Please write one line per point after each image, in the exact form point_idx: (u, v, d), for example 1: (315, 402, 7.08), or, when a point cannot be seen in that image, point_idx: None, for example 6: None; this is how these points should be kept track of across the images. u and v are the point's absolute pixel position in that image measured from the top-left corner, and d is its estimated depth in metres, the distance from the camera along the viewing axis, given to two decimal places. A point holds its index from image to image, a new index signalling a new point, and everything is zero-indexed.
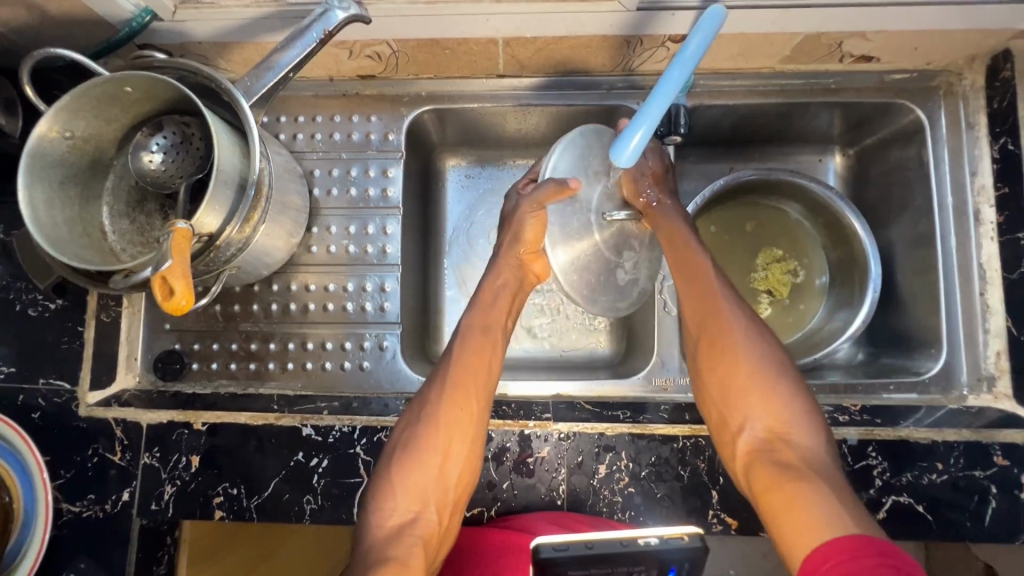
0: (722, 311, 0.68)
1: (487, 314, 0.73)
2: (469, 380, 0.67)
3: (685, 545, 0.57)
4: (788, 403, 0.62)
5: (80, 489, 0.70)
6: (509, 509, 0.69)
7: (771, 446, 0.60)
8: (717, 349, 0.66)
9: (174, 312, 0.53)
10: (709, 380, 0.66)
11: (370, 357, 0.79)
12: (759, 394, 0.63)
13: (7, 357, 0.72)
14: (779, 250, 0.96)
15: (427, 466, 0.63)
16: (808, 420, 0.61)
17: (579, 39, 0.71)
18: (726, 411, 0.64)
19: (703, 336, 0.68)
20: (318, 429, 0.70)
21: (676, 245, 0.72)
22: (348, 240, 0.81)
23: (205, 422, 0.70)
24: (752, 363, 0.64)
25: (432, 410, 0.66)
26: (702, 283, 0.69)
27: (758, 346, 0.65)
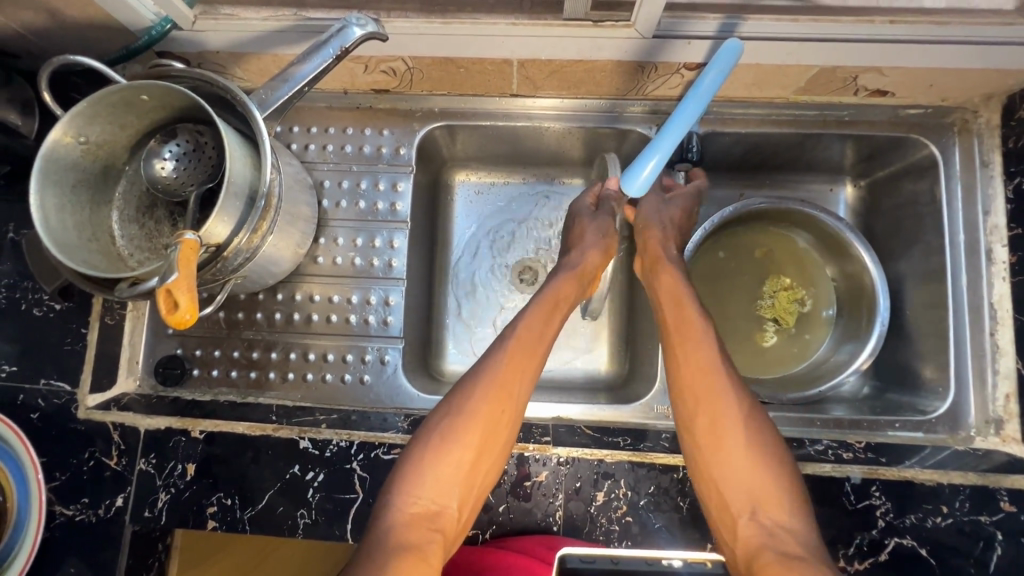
0: (722, 390, 0.66)
1: (547, 314, 0.72)
2: (516, 375, 0.66)
3: (707, 570, 0.59)
4: (787, 482, 0.61)
5: (74, 492, 0.69)
6: (504, 533, 0.68)
7: (771, 534, 0.58)
8: (712, 426, 0.64)
9: (177, 325, 0.52)
10: (707, 456, 0.64)
11: (371, 370, 0.78)
12: (759, 475, 0.61)
13: (10, 357, 0.72)
14: (787, 279, 0.96)
15: (464, 457, 0.62)
16: (805, 508, 0.60)
17: (593, 63, 0.72)
18: (722, 489, 0.62)
19: (703, 416, 0.65)
20: (315, 442, 0.69)
21: (675, 303, 0.72)
22: (354, 252, 0.81)
23: (203, 430, 0.70)
24: (751, 444, 0.63)
25: (475, 403, 0.64)
26: (700, 356, 0.68)
27: (754, 428, 0.64)
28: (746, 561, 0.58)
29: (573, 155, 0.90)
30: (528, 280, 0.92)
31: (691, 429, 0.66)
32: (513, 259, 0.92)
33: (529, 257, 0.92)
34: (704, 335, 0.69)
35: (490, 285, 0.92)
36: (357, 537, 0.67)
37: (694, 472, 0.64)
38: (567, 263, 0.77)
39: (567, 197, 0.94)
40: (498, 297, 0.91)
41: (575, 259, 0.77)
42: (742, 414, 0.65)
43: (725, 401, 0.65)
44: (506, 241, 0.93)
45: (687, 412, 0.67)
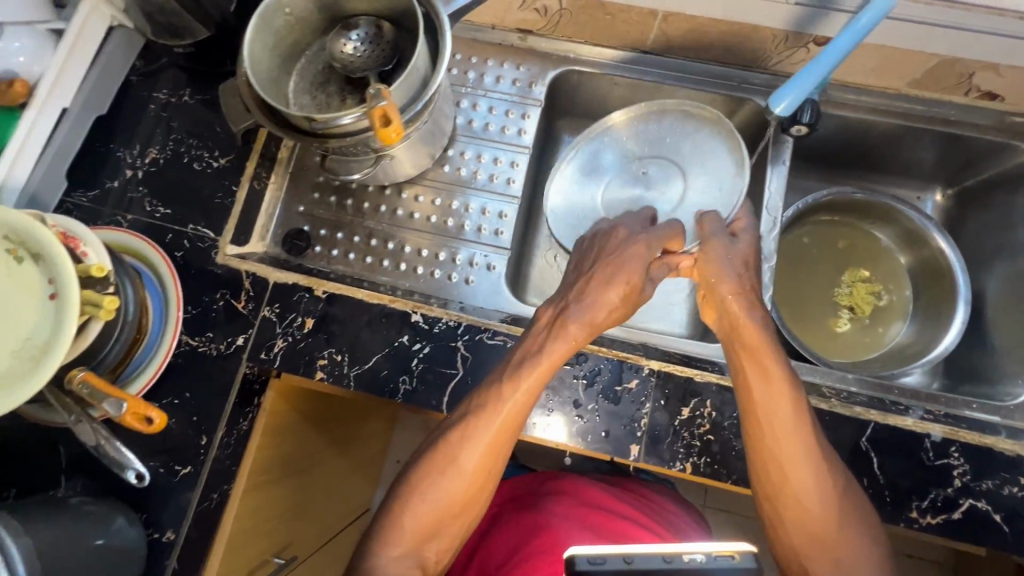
0: (795, 464, 0.62)
1: (541, 378, 0.66)
2: (498, 442, 0.65)
3: (736, 565, 0.46)
4: (860, 527, 0.62)
5: (201, 326, 0.76)
6: (589, 431, 0.71)
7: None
8: (791, 487, 0.63)
9: (385, 140, 0.64)
10: (778, 513, 0.64)
11: (476, 273, 0.84)
12: (831, 528, 0.62)
13: (167, 201, 0.80)
14: (866, 272, 0.99)
15: (457, 501, 0.66)
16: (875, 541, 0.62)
17: (730, 26, 0.79)
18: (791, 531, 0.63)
19: (775, 481, 0.63)
20: (426, 317, 0.75)
21: (750, 351, 0.66)
22: (479, 167, 0.88)
23: (326, 290, 0.76)
24: (823, 502, 0.62)
25: (457, 466, 0.65)
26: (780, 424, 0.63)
27: (833, 479, 0.63)
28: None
29: None
30: None
31: (764, 482, 0.64)
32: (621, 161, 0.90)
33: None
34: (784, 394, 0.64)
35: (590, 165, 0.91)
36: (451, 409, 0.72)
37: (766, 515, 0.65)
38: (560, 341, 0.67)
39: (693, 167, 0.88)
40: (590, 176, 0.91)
41: (580, 305, 0.69)
42: (820, 482, 0.62)
43: (796, 463, 0.62)
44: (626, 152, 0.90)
45: (764, 476, 0.64)
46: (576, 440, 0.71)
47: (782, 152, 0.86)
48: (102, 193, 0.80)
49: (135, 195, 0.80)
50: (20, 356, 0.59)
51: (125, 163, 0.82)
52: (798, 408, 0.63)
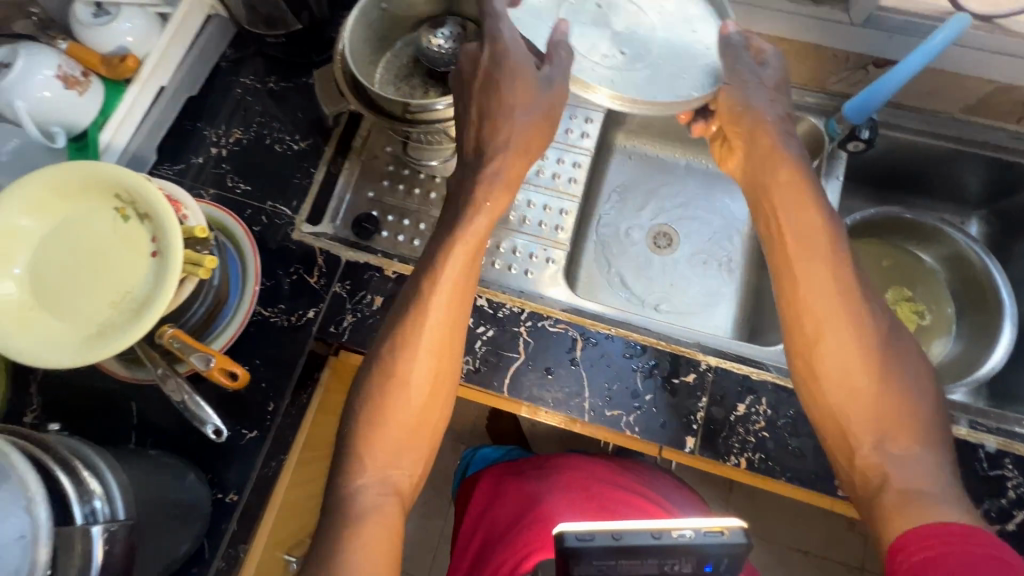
0: (837, 313, 0.63)
1: (467, 259, 0.66)
2: (444, 333, 0.65)
3: (726, 541, 0.50)
4: (902, 400, 0.61)
5: (272, 298, 0.79)
6: (648, 421, 0.72)
7: (880, 448, 0.60)
8: (829, 346, 0.63)
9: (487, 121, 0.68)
10: (818, 377, 0.64)
11: (535, 267, 0.84)
12: (872, 390, 0.61)
13: (249, 180, 0.84)
14: (910, 292, 1.01)
15: (422, 401, 0.65)
16: (916, 409, 0.61)
17: (795, 44, 0.83)
18: (833, 400, 0.63)
19: (812, 338, 0.64)
20: (491, 302, 0.77)
21: (784, 209, 0.67)
22: (543, 165, 0.91)
23: (396, 271, 0.80)
24: (864, 361, 0.62)
25: (410, 366, 0.64)
26: (816, 272, 0.64)
27: (880, 340, 0.63)
28: (847, 464, 0.62)
29: None
30: (662, 245, 0.99)
31: (800, 343, 0.65)
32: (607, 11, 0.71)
33: (669, 224, 1.01)
34: (831, 244, 0.65)
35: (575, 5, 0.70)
36: (512, 391, 0.74)
37: (806, 397, 0.65)
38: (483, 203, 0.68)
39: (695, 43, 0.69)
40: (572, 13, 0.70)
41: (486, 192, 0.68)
42: (863, 337, 0.62)
43: (840, 315, 0.63)
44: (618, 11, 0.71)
45: (797, 334, 0.65)
46: (633, 429, 0.72)
47: (836, 166, 0.89)
48: (186, 168, 0.85)
49: (218, 172, 0.85)
50: (119, 307, 0.61)
51: (209, 140, 0.86)
52: (837, 263, 0.64)
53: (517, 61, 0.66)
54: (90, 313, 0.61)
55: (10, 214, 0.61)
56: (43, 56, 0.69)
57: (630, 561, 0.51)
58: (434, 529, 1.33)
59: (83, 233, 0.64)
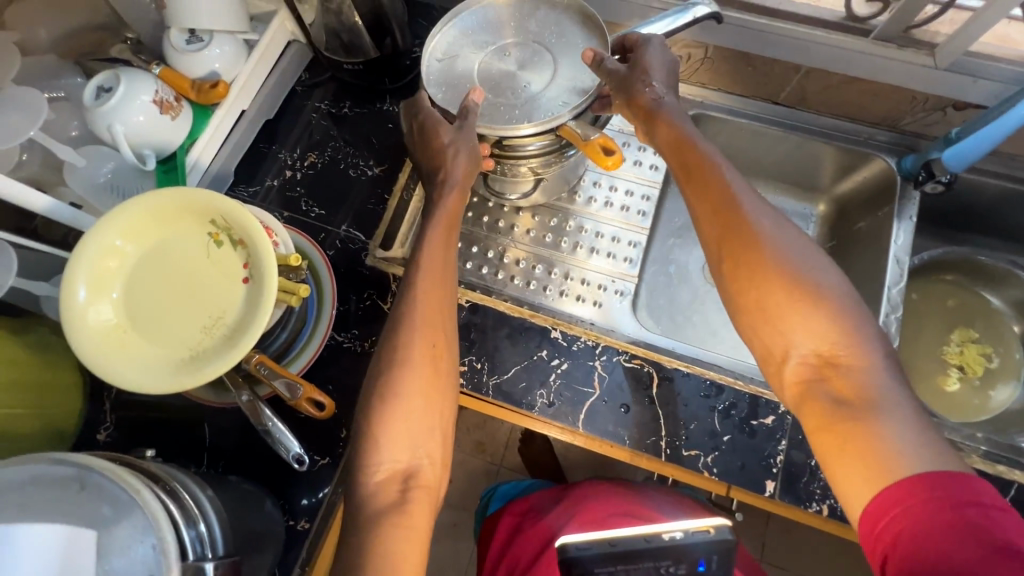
0: (753, 238, 0.59)
1: (445, 236, 0.67)
2: (433, 308, 0.63)
3: (711, 537, 0.56)
4: (835, 313, 0.54)
5: (346, 323, 0.79)
6: (726, 463, 0.71)
7: (822, 375, 0.54)
8: (751, 278, 0.58)
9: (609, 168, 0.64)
10: (749, 319, 0.58)
11: (605, 298, 0.84)
12: (812, 315, 0.55)
13: (322, 203, 0.85)
14: (976, 333, 0.99)
15: (422, 374, 0.60)
16: (854, 317, 0.55)
17: (873, 85, 0.84)
18: (769, 340, 0.57)
19: (739, 275, 0.59)
20: (566, 335, 0.77)
21: (686, 152, 0.65)
22: (609, 195, 0.91)
23: (469, 300, 0.80)
24: (791, 284, 0.56)
25: (405, 346, 0.61)
26: (718, 198, 0.61)
27: (802, 263, 0.57)
28: (799, 410, 0.55)
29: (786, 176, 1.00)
30: None
31: (728, 285, 0.60)
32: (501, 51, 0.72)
33: None
34: (717, 167, 0.63)
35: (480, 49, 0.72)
36: (587, 426, 0.73)
37: (762, 359, 0.59)
38: (454, 171, 0.67)
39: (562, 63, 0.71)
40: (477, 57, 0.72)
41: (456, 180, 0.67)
42: (783, 259, 0.57)
43: (760, 245, 0.58)
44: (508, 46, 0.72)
45: (723, 275, 0.60)
46: (711, 471, 0.71)
47: (909, 207, 0.87)
48: (259, 190, 0.86)
49: (292, 194, 0.86)
50: (210, 333, 0.62)
51: (284, 163, 0.88)
52: (732, 185, 0.61)
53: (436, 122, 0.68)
54: (182, 337, 0.62)
55: (108, 236, 0.61)
56: (141, 82, 0.70)
57: (625, 568, 0.56)
58: (467, 555, 1.31)
59: (176, 258, 0.64)
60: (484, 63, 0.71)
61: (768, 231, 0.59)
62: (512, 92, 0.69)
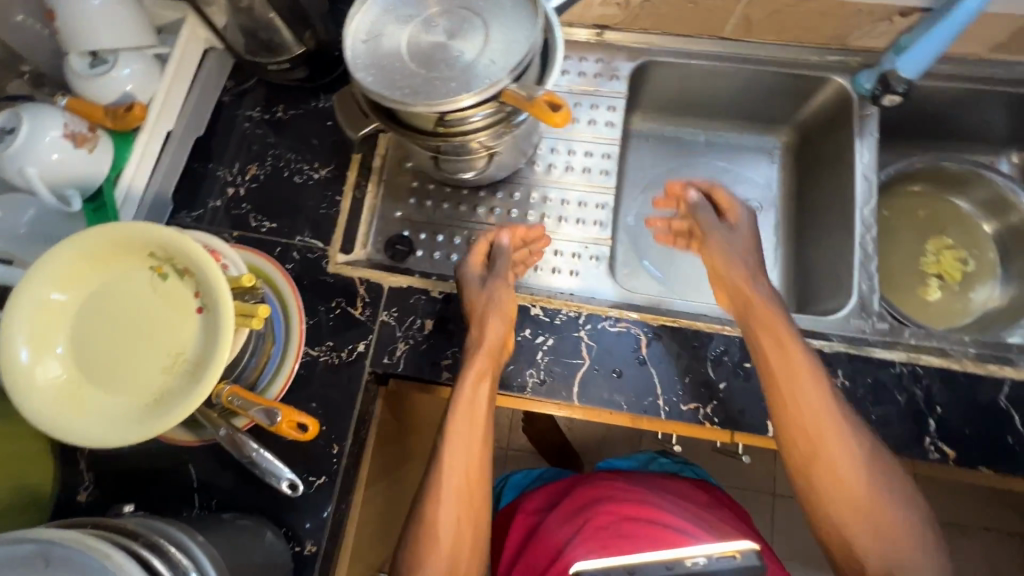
0: (820, 401, 0.63)
1: (475, 387, 0.67)
2: (472, 482, 0.66)
3: (736, 564, 0.57)
4: (870, 463, 0.62)
5: (318, 336, 0.75)
6: (726, 410, 0.70)
7: (869, 535, 0.61)
8: (807, 429, 0.63)
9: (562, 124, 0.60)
10: (811, 471, 0.63)
11: (581, 265, 0.82)
12: (861, 478, 0.62)
13: (273, 216, 0.81)
14: (949, 239, 0.99)
15: (448, 547, 0.64)
16: (900, 482, 0.63)
17: (818, 4, 0.82)
18: (824, 493, 0.63)
19: (801, 428, 0.64)
20: (546, 310, 0.75)
21: (757, 316, 0.69)
22: (569, 160, 0.88)
23: (442, 291, 0.77)
24: (849, 447, 0.62)
25: (443, 523, 0.64)
26: (798, 366, 0.65)
27: (856, 426, 0.64)
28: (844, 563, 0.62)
29: (744, 113, 0.99)
30: None
31: (789, 439, 0.64)
32: (427, 20, 0.67)
33: None
34: (791, 332, 0.67)
35: (404, 24, 0.67)
36: (583, 399, 0.71)
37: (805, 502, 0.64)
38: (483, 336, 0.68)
39: (492, 22, 0.66)
40: (401, 33, 0.67)
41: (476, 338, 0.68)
42: (847, 437, 0.63)
43: (814, 387, 0.64)
44: (435, 16, 0.68)
45: (781, 416, 0.65)
46: (712, 420, 0.70)
47: (868, 125, 0.87)
48: (204, 213, 0.81)
49: (239, 211, 0.81)
50: (173, 372, 0.58)
51: (225, 181, 0.83)
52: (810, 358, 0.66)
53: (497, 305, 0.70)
54: (143, 382, 0.58)
55: (42, 290, 0.57)
56: (46, 118, 0.65)
57: None
58: None
59: (123, 300, 0.60)
60: (412, 39, 0.66)
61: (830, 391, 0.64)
62: (446, 65, 0.65)
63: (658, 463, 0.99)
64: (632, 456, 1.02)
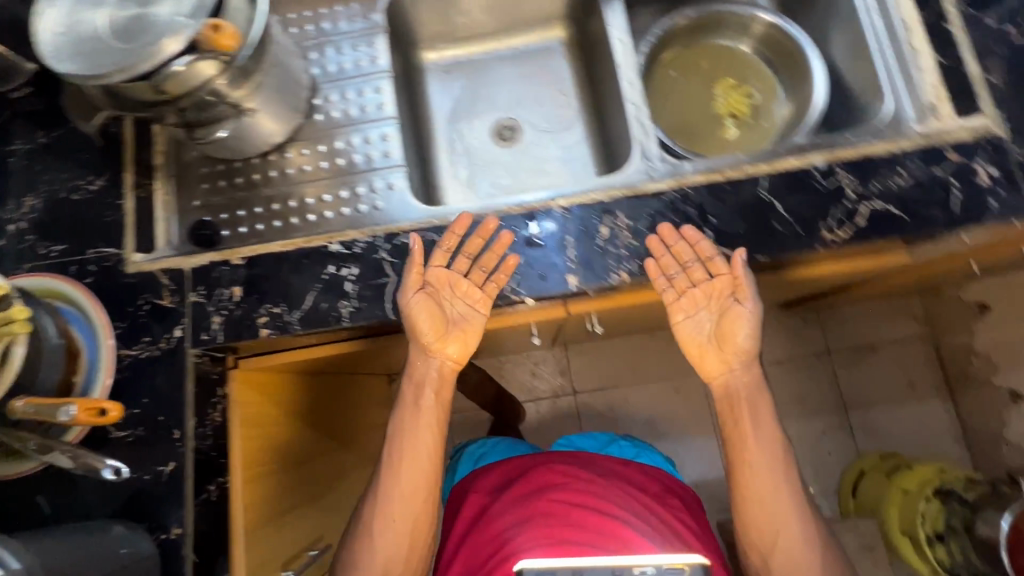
0: (756, 444, 0.76)
1: (432, 435, 0.78)
2: (418, 501, 0.77)
3: None
4: (809, 552, 0.74)
5: (135, 335, 0.76)
6: (530, 280, 0.74)
7: (782, 556, 0.74)
8: (761, 487, 0.75)
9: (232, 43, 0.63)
10: (752, 510, 0.75)
11: (381, 197, 0.86)
12: (787, 514, 0.74)
13: (59, 238, 0.80)
14: (733, 79, 1.06)
15: (389, 554, 0.76)
16: (824, 554, 0.75)
17: None
18: (756, 528, 0.75)
19: (749, 470, 0.75)
20: (344, 243, 0.76)
21: (716, 291, 0.75)
22: (348, 104, 0.90)
23: (242, 257, 0.77)
24: (783, 490, 0.75)
25: (386, 536, 0.76)
26: (754, 411, 0.76)
27: (789, 477, 0.76)
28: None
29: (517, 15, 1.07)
30: (506, 137, 1.06)
31: (742, 480, 0.76)
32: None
33: (501, 116, 1.07)
34: (743, 333, 0.74)
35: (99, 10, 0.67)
36: (398, 312, 0.74)
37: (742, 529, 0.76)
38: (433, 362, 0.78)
39: None
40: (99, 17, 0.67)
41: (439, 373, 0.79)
42: (787, 486, 0.75)
43: (764, 446, 0.76)
44: None
45: (735, 445, 0.77)
46: (519, 294, 0.75)
47: None
48: None
49: (23, 245, 0.79)
50: None
51: (2, 221, 0.81)
52: (767, 445, 0.76)
53: (435, 314, 0.76)
54: None
55: None
56: None
57: None
58: None
59: None
60: (109, 19, 0.66)
61: (776, 437, 0.76)
62: (145, 28, 0.64)
63: (619, 445, 0.99)
64: (593, 436, 1.02)
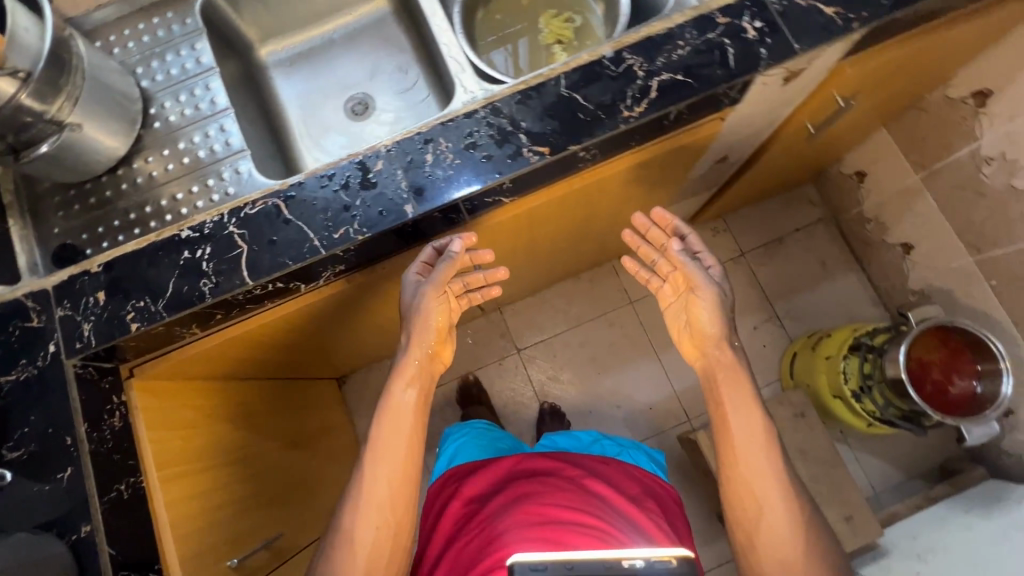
0: (736, 413, 0.87)
1: (405, 429, 0.86)
2: (401, 494, 0.84)
3: (671, 567, 0.61)
4: (791, 515, 0.83)
5: (10, 359, 0.78)
6: (369, 218, 0.79)
7: (765, 519, 0.83)
8: (745, 441, 0.86)
9: None
10: (738, 477, 0.85)
11: (232, 183, 0.90)
12: (765, 480, 0.84)
13: None
14: (555, 10, 1.13)
15: (370, 552, 0.82)
16: (803, 521, 0.83)
17: None
18: (742, 491, 0.85)
19: (731, 438, 0.87)
20: (193, 227, 0.80)
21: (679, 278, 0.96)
22: (183, 106, 0.94)
23: (100, 263, 0.80)
24: (763, 464, 0.85)
25: (369, 530, 0.82)
26: (738, 383, 0.89)
27: (771, 450, 0.86)
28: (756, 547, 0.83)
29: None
30: (358, 110, 1.11)
31: (727, 444, 0.87)
32: None
33: (348, 92, 1.12)
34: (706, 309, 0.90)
35: None
36: (255, 277, 0.78)
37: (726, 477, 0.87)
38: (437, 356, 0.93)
39: None
40: None
41: (418, 379, 0.89)
42: (767, 456, 0.85)
43: (742, 413, 0.87)
44: None
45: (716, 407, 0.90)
46: (362, 233, 0.79)
47: None
48: None
49: None
50: None
51: None
52: (758, 425, 0.87)
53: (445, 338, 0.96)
54: None
55: None
56: None
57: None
58: None
59: None
60: None
61: (763, 419, 0.87)
62: None
63: (602, 444, 1.14)
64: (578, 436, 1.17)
